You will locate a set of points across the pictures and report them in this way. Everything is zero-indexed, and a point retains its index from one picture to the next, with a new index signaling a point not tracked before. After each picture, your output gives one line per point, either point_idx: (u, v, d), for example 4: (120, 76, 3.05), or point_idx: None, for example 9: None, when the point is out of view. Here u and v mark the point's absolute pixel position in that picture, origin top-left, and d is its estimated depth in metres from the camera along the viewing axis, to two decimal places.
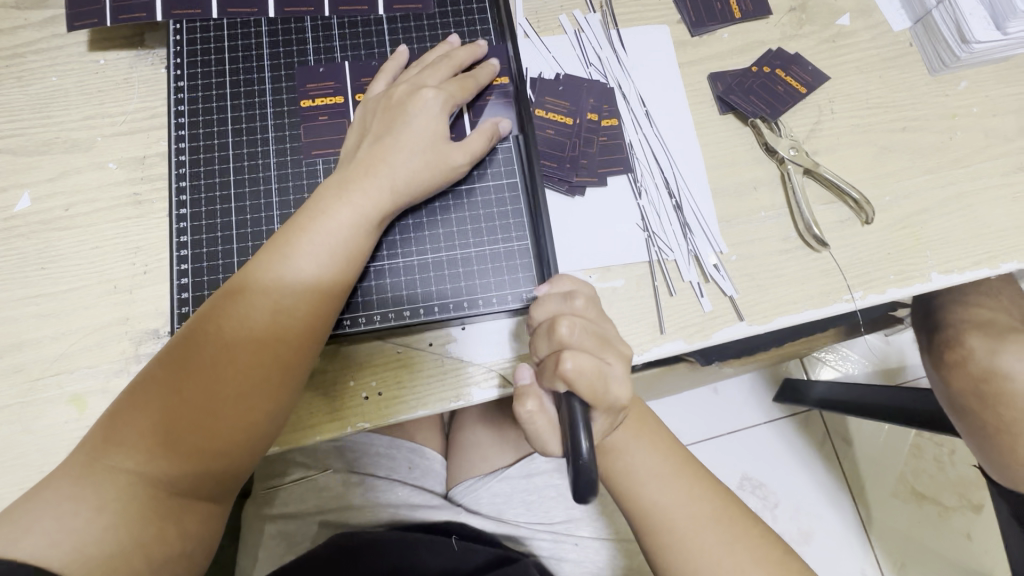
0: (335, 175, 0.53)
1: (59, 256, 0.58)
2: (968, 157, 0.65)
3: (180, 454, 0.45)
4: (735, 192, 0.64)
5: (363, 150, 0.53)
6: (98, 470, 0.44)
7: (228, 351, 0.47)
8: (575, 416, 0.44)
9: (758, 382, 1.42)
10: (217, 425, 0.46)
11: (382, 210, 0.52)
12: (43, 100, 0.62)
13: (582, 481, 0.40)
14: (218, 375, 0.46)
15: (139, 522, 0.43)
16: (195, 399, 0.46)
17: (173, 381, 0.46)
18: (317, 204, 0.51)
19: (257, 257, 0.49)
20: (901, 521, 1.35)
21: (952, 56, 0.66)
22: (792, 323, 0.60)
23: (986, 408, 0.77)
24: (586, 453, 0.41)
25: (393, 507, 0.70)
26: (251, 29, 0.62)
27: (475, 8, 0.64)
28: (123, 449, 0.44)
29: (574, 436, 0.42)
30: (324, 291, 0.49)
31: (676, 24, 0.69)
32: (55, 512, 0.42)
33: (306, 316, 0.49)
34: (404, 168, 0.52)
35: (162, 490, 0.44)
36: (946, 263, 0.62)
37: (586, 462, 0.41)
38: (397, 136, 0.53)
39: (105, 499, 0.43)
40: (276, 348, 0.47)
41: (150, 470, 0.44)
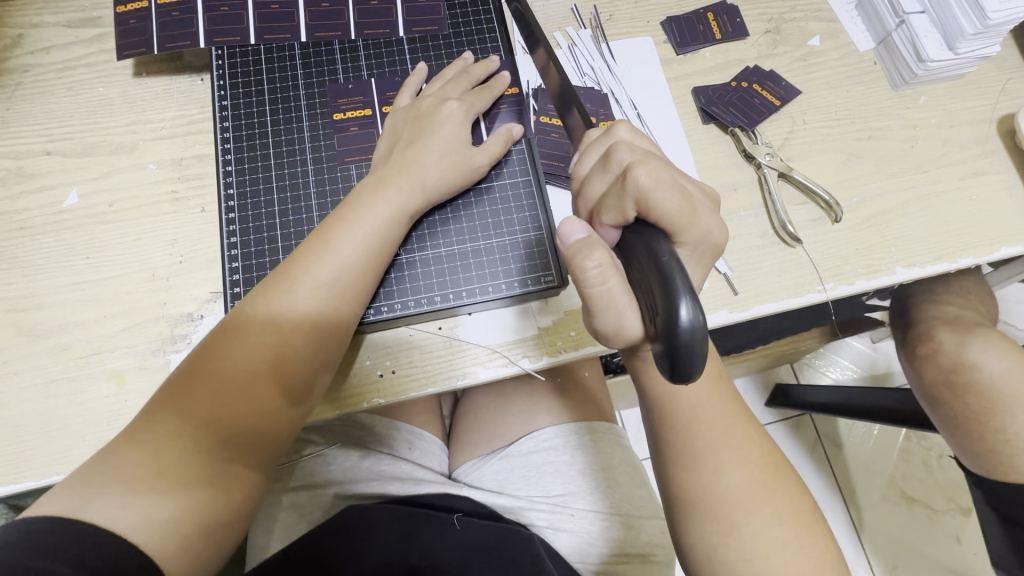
0: (368, 177, 0.59)
1: (102, 247, 0.64)
2: (928, 163, 0.72)
3: (222, 425, 0.50)
4: (716, 193, 0.70)
5: (395, 154, 0.60)
6: (155, 438, 0.49)
7: (268, 334, 0.52)
8: (675, 281, 0.37)
9: (750, 386, 1.48)
10: (256, 401, 0.51)
11: (414, 206, 0.58)
12: (91, 108, 0.69)
13: (690, 340, 0.35)
14: (262, 359, 0.52)
15: (194, 488, 0.48)
16: (238, 376, 0.51)
17: (221, 364, 0.51)
18: (355, 201, 0.57)
19: (296, 252, 0.55)
20: (892, 522, 1.39)
21: (910, 73, 0.73)
22: (769, 311, 0.66)
23: (955, 397, 0.82)
24: (692, 315, 0.35)
25: (398, 481, 0.76)
26: (285, 52, 0.69)
27: (485, 29, 0.71)
28: (173, 418, 0.49)
29: (678, 305, 0.36)
30: (355, 286, 0.55)
31: (662, 43, 0.76)
32: (123, 474, 0.47)
33: (339, 307, 0.55)
34: (433, 168, 0.59)
35: (210, 456, 0.50)
36: (909, 257, 0.68)
37: (689, 332, 0.35)
38: (426, 141, 0.60)
39: (165, 464, 0.48)
40: (312, 335, 0.53)
41: (200, 443, 0.49)
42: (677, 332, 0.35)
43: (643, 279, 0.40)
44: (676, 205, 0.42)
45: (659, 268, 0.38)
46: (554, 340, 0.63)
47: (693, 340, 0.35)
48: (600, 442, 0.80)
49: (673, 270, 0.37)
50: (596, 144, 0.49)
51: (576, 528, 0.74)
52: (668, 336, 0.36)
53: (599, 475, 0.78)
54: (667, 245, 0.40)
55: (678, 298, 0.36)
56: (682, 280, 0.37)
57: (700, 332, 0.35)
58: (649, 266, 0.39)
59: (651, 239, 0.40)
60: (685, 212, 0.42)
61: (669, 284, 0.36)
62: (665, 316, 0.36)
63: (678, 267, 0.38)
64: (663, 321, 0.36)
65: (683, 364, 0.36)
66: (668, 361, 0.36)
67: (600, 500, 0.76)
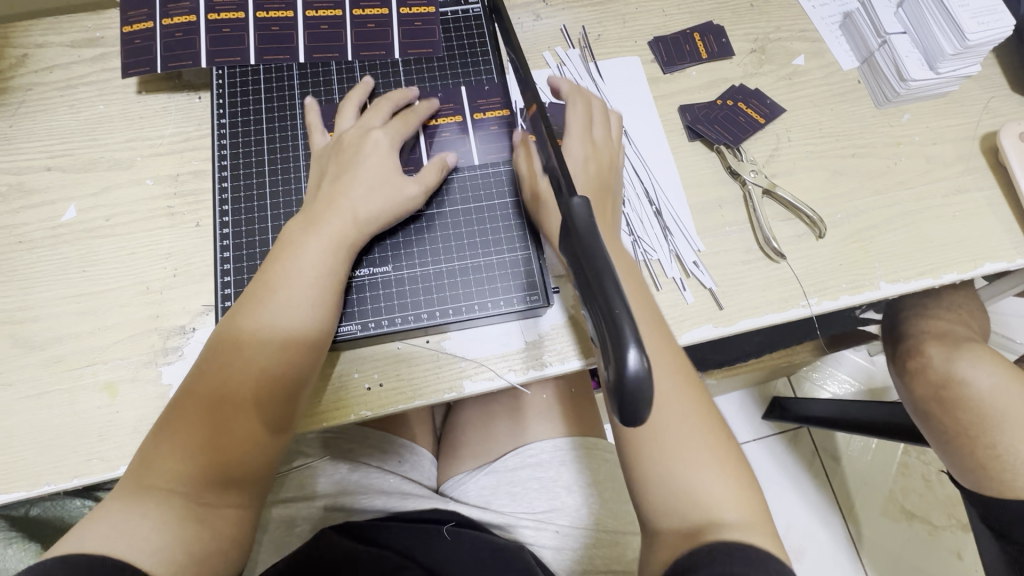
0: (301, 213, 0.60)
1: (98, 261, 0.66)
2: (912, 180, 0.73)
3: (193, 467, 0.52)
4: (702, 209, 0.71)
5: (323, 188, 0.61)
6: (134, 487, 0.51)
7: (227, 375, 0.54)
8: (619, 321, 0.32)
9: (747, 400, 1.47)
10: (223, 438, 0.52)
11: (348, 237, 0.59)
12: (91, 125, 0.71)
13: (633, 396, 0.32)
14: (222, 398, 0.53)
15: (179, 523, 0.50)
16: (197, 422, 0.53)
17: (189, 408, 0.53)
18: (291, 238, 0.58)
19: (246, 295, 0.57)
20: (891, 538, 1.37)
21: (893, 91, 0.75)
22: (755, 325, 0.67)
23: (945, 412, 0.81)
24: (636, 362, 0.31)
25: (385, 495, 0.76)
26: (284, 72, 0.70)
27: (479, 52, 0.73)
28: (144, 467, 0.52)
29: (621, 350, 0.32)
30: (310, 315, 0.56)
31: (649, 62, 0.78)
32: (111, 521, 0.49)
33: (294, 338, 0.55)
34: (363, 200, 0.60)
35: (189, 494, 0.51)
36: (893, 273, 0.69)
37: (636, 382, 0.31)
38: (352, 173, 0.61)
39: (149, 505, 0.50)
40: (268, 369, 0.54)
41: (176, 483, 0.51)
42: (621, 382, 0.32)
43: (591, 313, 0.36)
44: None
45: (604, 296, 0.34)
46: (540, 352, 0.64)
47: (639, 390, 0.32)
48: (588, 457, 0.81)
49: (618, 307, 0.33)
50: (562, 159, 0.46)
51: (561, 545, 0.75)
52: (613, 387, 0.32)
53: (586, 490, 0.78)
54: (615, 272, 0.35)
55: (622, 340, 0.32)
56: (625, 318, 0.32)
57: (646, 381, 0.32)
58: (593, 301, 0.35)
59: (596, 261, 0.35)
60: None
61: (613, 326, 0.32)
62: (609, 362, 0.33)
63: (625, 299, 0.34)
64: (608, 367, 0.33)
65: (630, 418, 0.32)
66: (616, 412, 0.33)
67: (586, 517, 0.77)
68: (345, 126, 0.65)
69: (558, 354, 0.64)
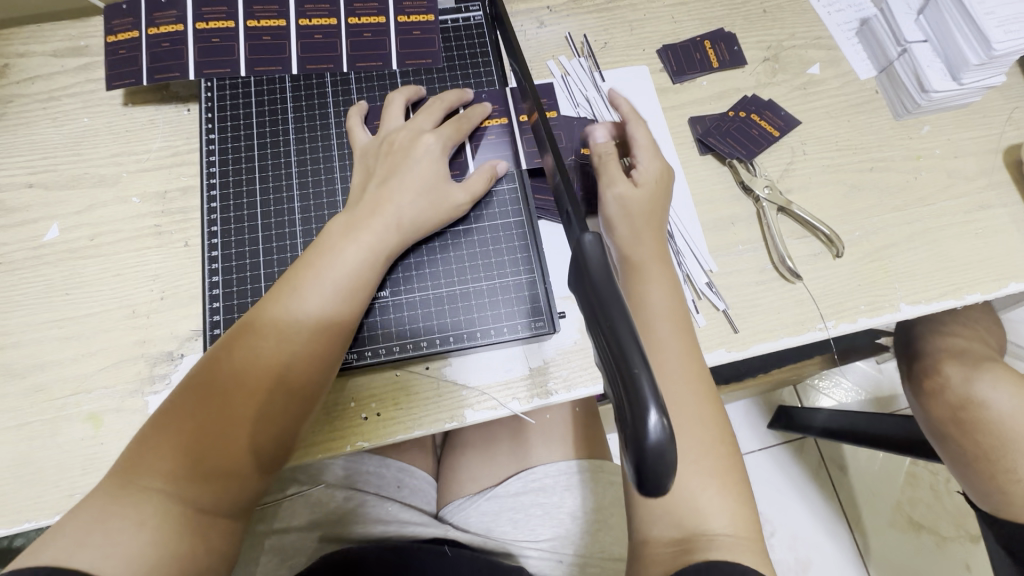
0: (341, 216, 0.57)
1: (82, 283, 0.63)
2: (932, 196, 0.70)
3: (196, 472, 0.47)
4: (713, 227, 0.68)
5: (368, 191, 0.58)
6: (131, 491, 0.46)
7: (247, 366, 0.50)
8: (635, 378, 0.30)
9: (751, 409, 1.44)
10: (228, 446, 0.48)
11: (390, 245, 0.56)
12: (75, 140, 0.68)
13: (654, 462, 0.29)
14: (239, 392, 0.49)
15: (174, 536, 0.46)
16: (208, 416, 0.48)
17: (203, 399, 0.49)
18: (327, 241, 0.55)
19: (267, 294, 0.53)
20: (897, 549, 1.35)
21: (913, 102, 0.71)
22: (769, 350, 0.64)
23: (965, 435, 0.78)
24: (654, 427, 0.29)
25: (383, 524, 0.74)
26: (276, 85, 0.67)
27: (481, 62, 0.70)
28: (141, 470, 0.47)
29: (640, 412, 0.29)
30: (342, 314, 0.53)
31: (658, 71, 0.74)
32: (103, 530, 0.44)
33: (316, 339, 0.52)
34: (409, 208, 0.57)
35: (188, 505, 0.47)
36: (914, 294, 0.66)
37: (656, 446, 0.29)
38: (401, 178, 0.58)
39: (144, 515, 0.45)
40: (287, 369, 0.50)
41: (176, 487, 0.47)
42: (641, 446, 0.29)
43: (606, 366, 0.33)
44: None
45: (616, 353, 0.31)
46: (545, 379, 0.61)
47: (660, 455, 0.29)
48: (593, 481, 0.78)
49: (635, 364, 0.30)
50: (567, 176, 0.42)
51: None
52: (631, 450, 0.30)
53: (591, 517, 0.76)
54: (631, 324, 0.33)
55: (641, 401, 0.29)
56: (643, 377, 0.30)
57: (670, 445, 0.29)
58: (610, 355, 0.32)
59: (610, 313, 0.33)
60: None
61: (630, 385, 0.30)
62: (626, 422, 0.30)
63: (642, 354, 0.31)
64: (625, 428, 0.30)
65: (648, 484, 0.30)
66: (634, 477, 0.30)
67: (591, 545, 0.74)
68: (393, 125, 0.62)
69: (563, 381, 0.61)
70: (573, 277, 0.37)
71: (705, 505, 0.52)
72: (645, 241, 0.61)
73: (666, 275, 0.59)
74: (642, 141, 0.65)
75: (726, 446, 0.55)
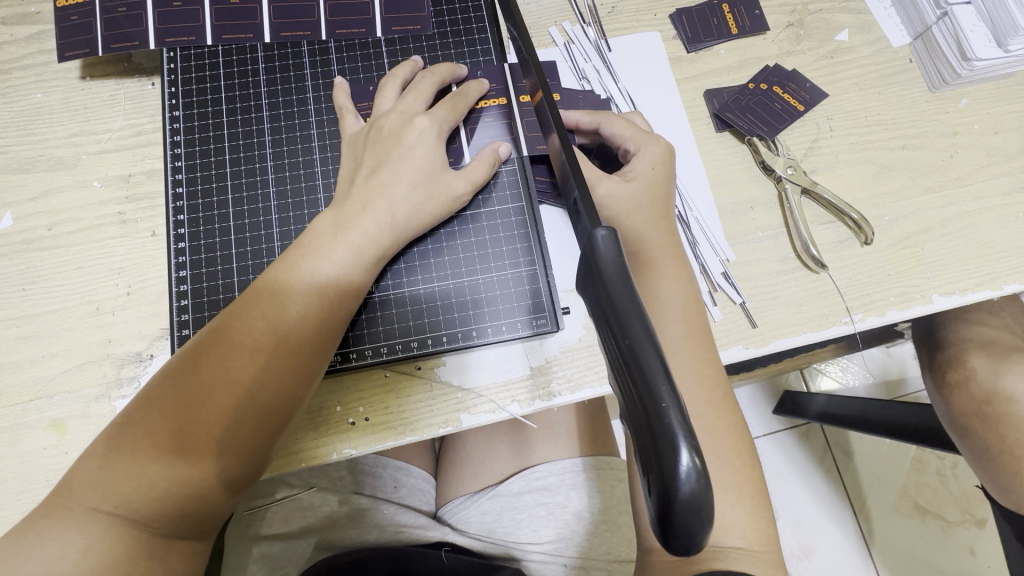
0: (327, 212, 0.51)
1: (41, 277, 0.57)
2: (969, 176, 0.64)
3: (157, 489, 0.43)
4: (731, 211, 0.62)
5: (357, 182, 0.52)
6: (78, 510, 0.42)
7: (219, 371, 0.45)
8: (664, 414, 0.25)
9: (757, 396, 1.27)
10: (195, 465, 0.44)
11: (383, 245, 0.51)
12: (28, 118, 0.61)
13: (684, 508, 0.25)
14: (210, 401, 0.44)
15: (126, 560, 0.42)
16: (175, 427, 0.44)
17: (171, 407, 0.44)
18: (310, 240, 0.50)
19: (242, 297, 0.48)
20: (907, 539, 1.21)
21: (952, 73, 0.65)
22: (790, 346, 0.59)
23: (989, 429, 0.74)
24: (687, 467, 0.24)
25: (379, 527, 0.71)
26: (247, 54, 0.60)
27: (474, 28, 0.63)
28: (95, 487, 0.43)
29: (667, 452, 0.25)
30: (324, 315, 0.48)
31: (671, 38, 0.68)
32: (42, 555, 0.41)
33: (295, 345, 0.47)
34: (404, 201, 0.51)
35: (146, 525, 0.43)
36: (947, 284, 0.61)
37: (688, 495, 0.24)
38: (393, 168, 0.51)
39: (92, 539, 0.42)
40: (262, 378, 0.45)
41: (134, 505, 0.43)
42: (670, 492, 0.25)
43: (621, 391, 0.29)
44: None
45: (641, 376, 0.26)
46: (547, 380, 0.56)
47: (693, 506, 0.25)
48: (600, 479, 0.74)
49: (664, 395, 0.26)
50: (573, 155, 0.37)
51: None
52: (657, 494, 0.25)
53: (595, 517, 0.72)
54: (656, 342, 0.28)
55: (670, 440, 0.25)
56: (673, 411, 0.25)
57: (703, 492, 0.25)
58: (627, 378, 0.27)
59: (629, 330, 0.28)
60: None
61: (656, 421, 0.25)
62: (650, 463, 0.25)
63: (670, 381, 0.26)
64: (649, 469, 0.26)
65: (677, 539, 0.25)
66: (658, 526, 0.26)
67: (596, 547, 0.71)
68: (383, 108, 0.56)
69: (567, 381, 0.56)
70: (581, 280, 0.32)
71: (720, 517, 0.48)
72: (652, 235, 0.54)
73: (681, 271, 0.54)
74: (628, 134, 0.57)
75: (745, 454, 0.50)
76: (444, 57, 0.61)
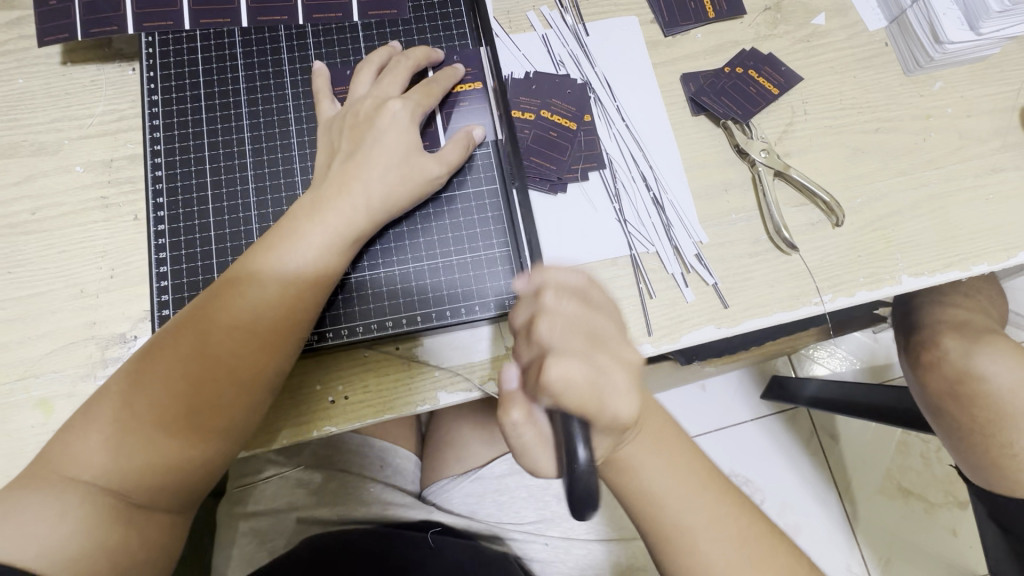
0: (305, 196, 0.52)
1: (26, 261, 0.58)
2: (941, 159, 0.65)
3: (134, 462, 0.45)
4: (705, 194, 0.63)
5: (333, 167, 0.53)
6: (56, 480, 0.44)
7: (197, 352, 0.47)
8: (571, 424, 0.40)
9: (744, 380, 1.29)
10: (174, 438, 0.46)
11: (358, 227, 0.52)
12: (10, 103, 0.62)
13: (580, 489, 0.37)
14: (186, 379, 0.46)
15: (101, 527, 0.43)
16: (152, 403, 0.46)
17: (148, 384, 0.46)
18: (287, 223, 0.51)
19: (221, 279, 0.49)
20: (887, 516, 1.23)
21: (925, 56, 0.65)
22: (761, 326, 0.60)
23: (961, 409, 0.75)
24: (583, 458, 0.38)
25: (366, 505, 0.73)
26: (224, 39, 0.61)
27: (450, 13, 0.63)
28: (74, 458, 0.44)
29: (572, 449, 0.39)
30: (298, 298, 0.49)
31: (648, 23, 0.68)
32: (19, 521, 0.42)
33: (270, 326, 0.48)
34: (378, 184, 0.52)
35: (118, 497, 0.44)
36: (916, 265, 0.62)
37: (583, 472, 0.37)
38: (367, 152, 0.52)
39: (69, 506, 0.43)
40: (238, 359, 0.47)
41: (110, 477, 0.44)
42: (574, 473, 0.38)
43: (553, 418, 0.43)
44: (588, 391, 0.43)
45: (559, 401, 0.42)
46: None
47: (585, 483, 0.37)
48: None
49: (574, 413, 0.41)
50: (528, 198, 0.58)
51: (550, 557, 0.72)
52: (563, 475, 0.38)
53: None
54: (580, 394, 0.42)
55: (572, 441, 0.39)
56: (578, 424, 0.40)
57: (594, 475, 0.38)
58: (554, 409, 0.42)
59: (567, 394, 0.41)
60: (598, 396, 0.43)
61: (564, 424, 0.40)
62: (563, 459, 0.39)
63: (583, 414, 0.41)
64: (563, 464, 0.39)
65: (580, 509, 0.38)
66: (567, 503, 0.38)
67: (576, 527, 0.74)
68: (359, 92, 0.56)
69: None
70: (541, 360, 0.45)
71: None
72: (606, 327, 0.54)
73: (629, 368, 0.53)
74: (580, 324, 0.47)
75: None
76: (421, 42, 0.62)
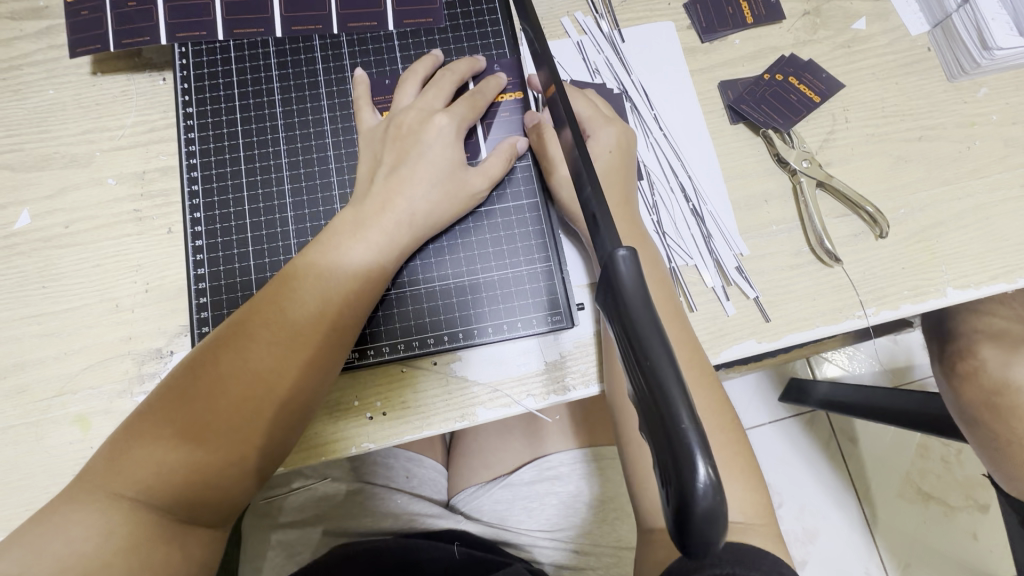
0: (346, 211, 0.52)
1: (61, 274, 0.58)
2: (987, 167, 0.64)
3: (173, 480, 0.44)
4: (744, 205, 0.62)
5: (377, 182, 0.52)
6: (100, 498, 0.43)
7: (237, 366, 0.46)
8: (678, 422, 0.25)
9: (764, 382, 1.27)
10: (212, 453, 0.45)
11: (402, 244, 0.51)
12: (41, 114, 0.61)
13: (699, 526, 0.24)
14: (226, 393, 0.45)
15: (145, 547, 0.43)
16: (192, 417, 0.45)
17: (189, 398, 0.45)
18: (330, 236, 0.50)
19: (262, 292, 0.49)
20: (909, 522, 1.22)
21: (972, 62, 0.64)
22: (803, 340, 0.59)
23: (998, 420, 0.74)
24: (702, 479, 0.24)
25: (394, 516, 0.73)
26: (258, 49, 0.60)
27: (487, 20, 0.62)
28: (115, 475, 0.44)
29: (683, 466, 0.24)
30: (341, 312, 0.49)
31: (685, 28, 0.67)
32: (65, 539, 0.42)
33: (310, 340, 0.47)
34: (423, 201, 0.52)
35: (160, 515, 0.44)
36: (963, 277, 0.61)
37: (704, 508, 0.24)
38: (412, 166, 0.52)
39: (112, 525, 0.42)
40: (278, 372, 0.46)
41: (151, 495, 0.44)
42: (685, 506, 0.24)
43: (637, 400, 0.28)
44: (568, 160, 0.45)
45: (644, 359, 0.27)
46: (562, 374, 0.57)
47: (709, 517, 0.24)
48: (610, 470, 0.74)
49: (675, 395, 0.25)
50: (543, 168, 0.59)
51: (580, 565, 0.71)
52: (669, 497, 0.25)
53: (606, 507, 0.73)
54: (672, 354, 0.27)
55: (685, 450, 0.25)
56: (691, 425, 0.25)
57: (720, 503, 0.24)
58: (633, 361, 0.28)
59: (651, 351, 0.27)
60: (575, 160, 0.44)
61: (668, 420, 0.25)
62: (667, 473, 0.25)
63: (683, 388, 0.26)
64: (666, 479, 0.25)
65: (690, 547, 0.25)
66: (673, 532, 0.26)
67: (606, 534, 0.72)
68: (401, 104, 0.56)
69: (582, 375, 0.56)
70: (599, 298, 0.31)
71: (733, 500, 0.49)
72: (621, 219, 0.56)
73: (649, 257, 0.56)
74: (588, 115, 0.59)
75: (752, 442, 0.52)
76: (458, 52, 0.61)
